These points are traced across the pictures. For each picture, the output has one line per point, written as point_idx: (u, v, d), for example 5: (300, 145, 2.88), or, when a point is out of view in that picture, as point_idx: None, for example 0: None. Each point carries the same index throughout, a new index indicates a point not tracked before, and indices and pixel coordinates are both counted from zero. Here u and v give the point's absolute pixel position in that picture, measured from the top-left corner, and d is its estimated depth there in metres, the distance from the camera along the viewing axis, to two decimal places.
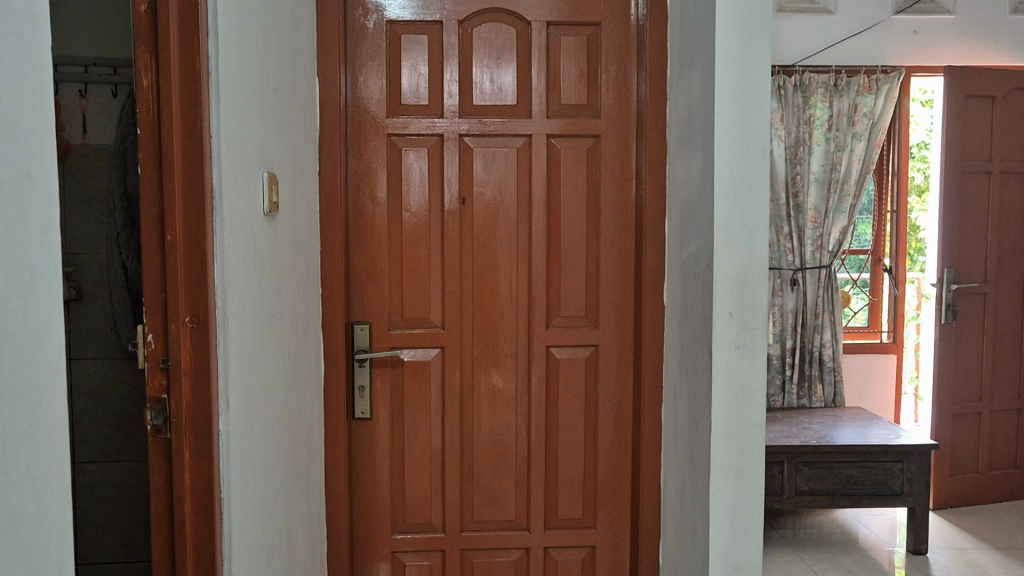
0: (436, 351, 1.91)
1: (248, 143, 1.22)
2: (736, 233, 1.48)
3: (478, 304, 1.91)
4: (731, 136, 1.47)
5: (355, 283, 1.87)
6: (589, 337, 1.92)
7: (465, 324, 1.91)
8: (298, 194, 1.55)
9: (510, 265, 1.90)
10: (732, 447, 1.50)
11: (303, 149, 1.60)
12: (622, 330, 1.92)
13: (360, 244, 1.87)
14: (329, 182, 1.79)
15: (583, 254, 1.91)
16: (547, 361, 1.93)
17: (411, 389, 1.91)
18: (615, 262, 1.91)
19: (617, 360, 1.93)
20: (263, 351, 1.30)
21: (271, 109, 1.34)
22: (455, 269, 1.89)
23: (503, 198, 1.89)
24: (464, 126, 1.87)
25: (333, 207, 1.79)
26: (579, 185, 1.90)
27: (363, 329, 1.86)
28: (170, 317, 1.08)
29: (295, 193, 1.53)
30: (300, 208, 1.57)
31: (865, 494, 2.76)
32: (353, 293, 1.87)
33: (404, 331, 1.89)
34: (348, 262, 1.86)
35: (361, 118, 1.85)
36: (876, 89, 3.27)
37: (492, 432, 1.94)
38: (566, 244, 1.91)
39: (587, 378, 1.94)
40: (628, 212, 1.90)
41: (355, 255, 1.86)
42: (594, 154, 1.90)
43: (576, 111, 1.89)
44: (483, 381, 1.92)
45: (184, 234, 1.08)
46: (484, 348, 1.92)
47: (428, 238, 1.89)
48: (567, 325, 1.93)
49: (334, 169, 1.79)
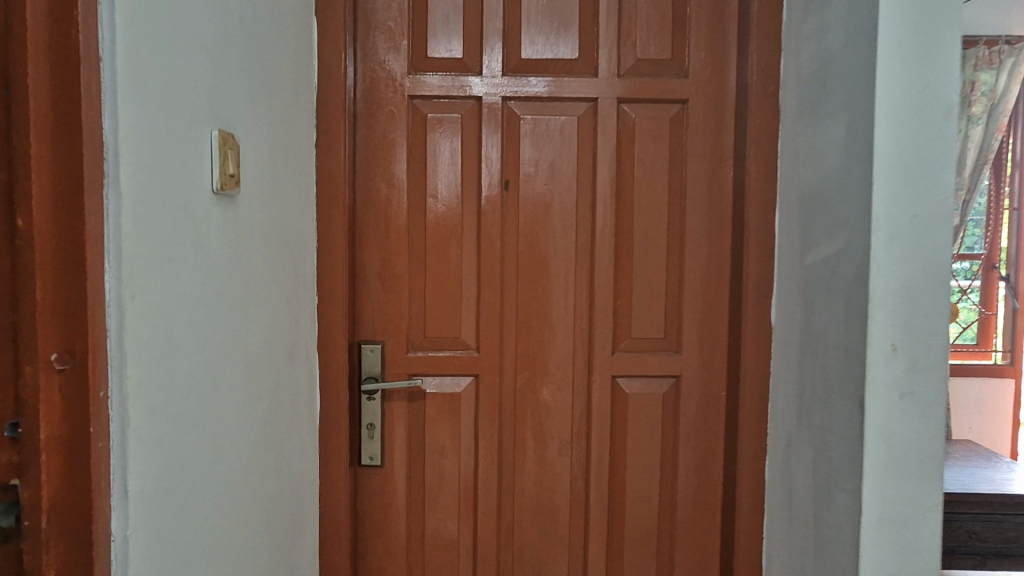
0: (468, 380, 1.47)
1: (179, 81, 0.80)
2: (904, 231, 1.01)
3: (521, 322, 1.46)
4: (903, 89, 1.00)
5: (363, 292, 1.45)
6: (666, 367, 1.47)
7: (505, 347, 1.47)
8: (278, 173, 1.13)
9: (565, 272, 1.46)
10: (889, 539, 1.03)
11: (287, 109, 1.17)
12: (711, 358, 1.47)
13: (372, 240, 1.44)
14: (330, 159, 1.36)
15: (661, 256, 1.46)
16: (611, 396, 1.48)
17: (434, 429, 1.48)
18: (702, 268, 1.46)
19: (703, 396, 1.48)
20: (205, 398, 0.87)
21: (226, 39, 0.92)
22: (494, 275, 1.45)
23: (557, 184, 1.45)
24: (508, 87, 1.43)
25: (333, 193, 1.36)
26: (657, 166, 1.44)
27: (373, 351, 1.44)
28: (24, 353, 0.64)
29: (272, 170, 1.11)
30: (279, 189, 1.14)
31: (991, 553, 2.25)
32: (358, 304, 1.45)
33: (427, 354, 1.46)
34: (355, 263, 1.44)
35: (374, 77, 1.42)
36: (998, 64, 2.75)
37: (540, 486, 1.50)
38: (640, 243, 1.46)
39: (663, 418, 1.49)
40: (722, 202, 1.44)
41: (363, 255, 1.44)
42: (678, 126, 1.44)
43: (656, 69, 1.44)
44: (528, 420, 1.49)
45: (46, 220, 0.66)
46: (529, 379, 1.47)
47: (460, 235, 1.45)
48: (639, 349, 1.47)
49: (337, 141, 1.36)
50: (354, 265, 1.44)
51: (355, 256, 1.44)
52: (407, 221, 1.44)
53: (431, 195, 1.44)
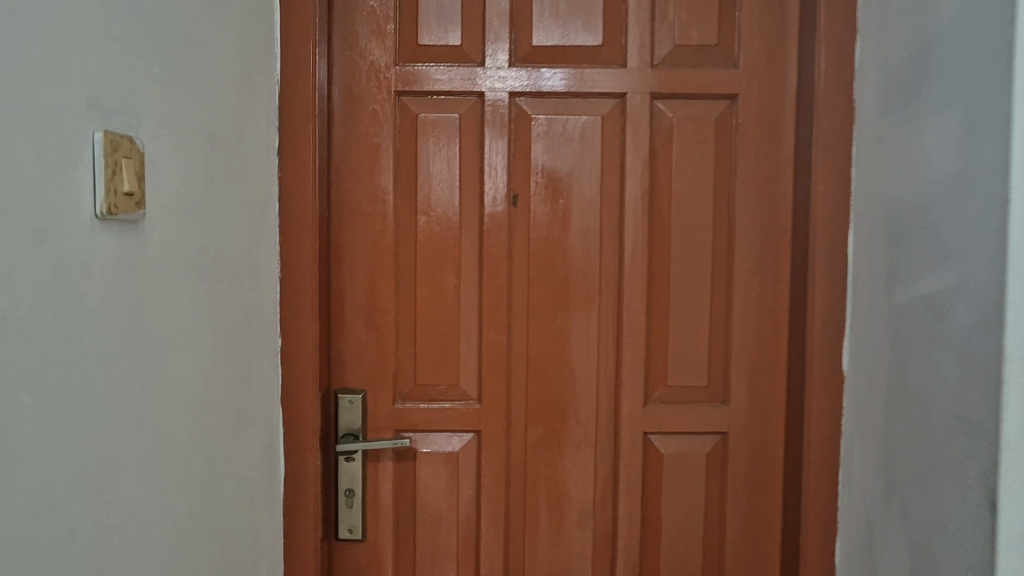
0: (469, 436, 1.21)
1: (18, 52, 0.54)
2: None
3: (532, 367, 1.21)
4: None
5: (340, 329, 1.20)
6: (709, 421, 1.21)
7: (512, 397, 1.21)
8: (213, 186, 0.88)
9: (586, 305, 1.20)
10: None
11: (227, 102, 0.91)
12: (766, 411, 1.20)
13: (353, 268, 1.19)
14: (297, 167, 1.10)
15: (704, 286, 1.19)
16: (642, 456, 1.22)
17: (428, 495, 1.22)
18: (755, 301, 1.19)
19: (755, 457, 1.21)
20: (72, 508, 0.62)
21: (115, 1, 0.66)
22: (498, 309, 1.19)
23: (575, 199, 1.19)
24: (518, 81, 1.17)
25: (301, 208, 1.10)
26: (700, 177, 1.18)
27: (353, 402, 1.19)
28: None
29: (204, 181, 0.86)
30: (215, 205, 0.88)
31: None
32: (335, 343, 1.20)
33: (418, 405, 1.21)
34: (332, 295, 1.19)
35: (354, 69, 1.17)
36: None
37: (556, 565, 1.23)
38: (678, 271, 1.19)
39: (707, 484, 1.22)
40: (780, 221, 1.18)
41: (341, 285, 1.19)
42: (725, 128, 1.18)
43: (699, 58, 1.17)
44: (542, 485, 1.22)
45: None
46: (542, 435, 1.21)
47: (457, 261, 1.19)
48: (677, 400, 1.21)
49: (307, 145, 1.10)
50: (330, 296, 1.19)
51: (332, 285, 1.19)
52: (394, 243, 1.19)
53: (422, 211, 1.19)
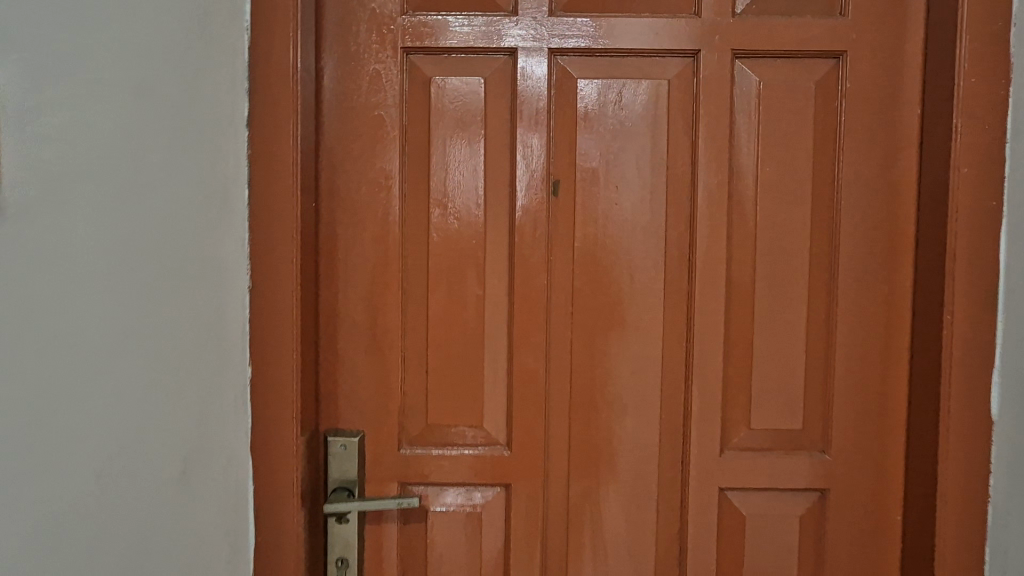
0: (496, 489, 0.95)
1: None
2: None
3: (576, 402, 0.94)
4: None
5: (330, 353, 0.93)
6: (806, 474, 0.94)
7: (550, 440, 0.95)
8: (111, 155, 0.64)
9: (644, 323, 0.94)
10: None
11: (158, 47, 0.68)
12: (878, 462, 0.93)
13: (348, 275, 0.93)
14: (267, 142, 0.83)
15: (799, 299, 0.93)
16: (718, 518, 0.95)
17: (443, 565, 0.96)
18: (865, 318, 0.92)
19: (864, 520, 0.94)
20: None
21: None
22: (532, 329, 0.93)
23: (633, 187, 0.93)
24: (561, 35, 0.91)
25: (273, 195, 0.84)
26: (795, 158, 0.91)
27: (347, 448, 0.92)
28: None
29: (86, 145, 0.61)
30: (130, 185, 0.66)
31: None
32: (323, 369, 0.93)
33: (432, 450, 0.95)
34: (322, 309, 0.93)
35: (350, 19, 0.91)
36: None
37: None
38: (766, 281, 0.93)
39: (800, 554, 0.95)
40: (899, 217, 0.91)
41: (332, 296, 0.93)
42: (828, 95, 0.91)
43: (795, 5, 0.90)
44: (588, 553, 0.96)
45: None
46: (588, 488, 0.95)
47: (481, 265, 0.93)
48: (763, 446, 0.94)
49: (281, 112, 0.83)
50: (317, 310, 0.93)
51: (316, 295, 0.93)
52: (400, 242, 0.93)
53: (434, 202, 0.93)
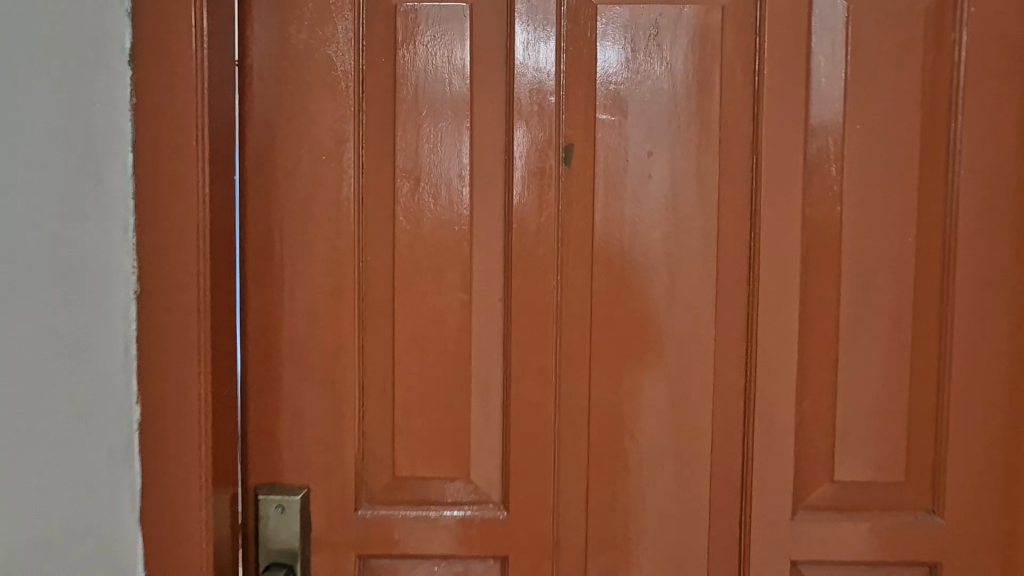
0: (490, 561, 0.71)
1: None
2: None
3: (594, 445, 0.70)
4: None
5: (262, 381, 0.69)
6: (907, 542, 0.69)
7: (560, 498, 0.71)
8: None
9: (687, 340, 0.69)
10: None
11: None
12: (1005, 526, 0.69)
13: (287, 275, 0.69)
14: (160, 86, 0.58)
15: (900, 307, 0.68)
16: None
17: None
18: (988, 335, 0.68)
19: None
20: None
21: None
22: (537, 349, 0.69)
23: (671, 156, 0.68)
24: None
25: (168, 162, 0.59)
26: (895, 116, 0.67)
27: (288, 508, 0.69)
28: None
29: None
30: None
31: None
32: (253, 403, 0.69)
33: (403, 511, 0.70)
34: (252, 321, 0.69)
35: None
36: None
37: None
38: (853, 281, 0.68)
39: None
40: None
41: (263, 304, 0.69)
42: (942, 27, 0.66)
43: None
44: None
45: None
46: (611, 562, 0.71)
47: (467, 262, 0.69)
48: (849, 505, 0.70)
49: (180, 42, 0.58)
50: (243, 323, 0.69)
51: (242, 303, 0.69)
52: (355, 232, 0.69)
53: (401, 176, 0.68)
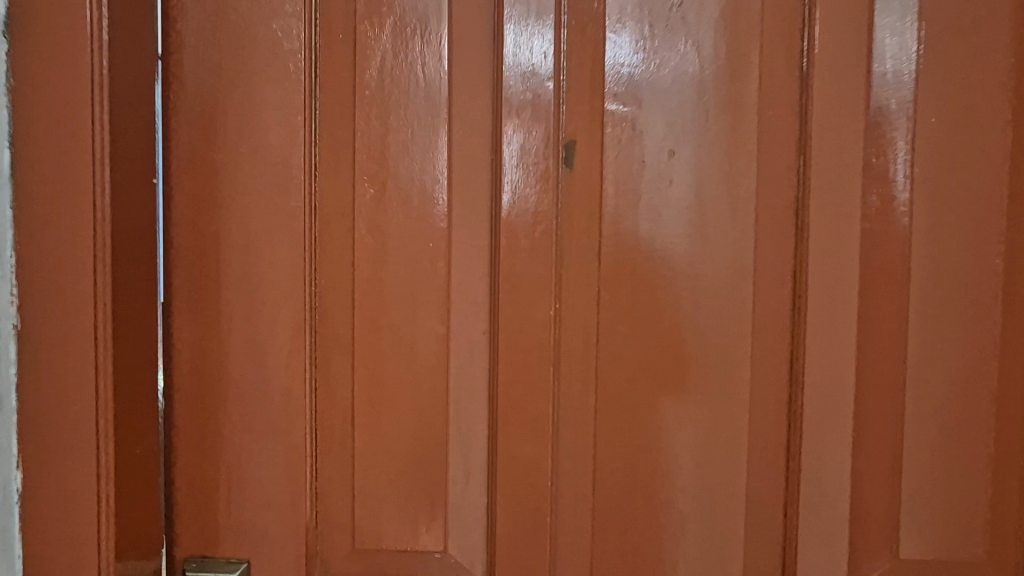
0: None
1: None
2: None
3: (601, 511, 0.57)
4: None
5: (193, 429, 0.57)
6: None
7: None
8: None
9: (715, 383, 0.56)
10: None
11: None
12: None
13: (224, 302, 0.56)
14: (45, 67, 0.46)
15: (984, 344, 0.54)
16: None
17: None
18: None
19: None
20: None
21: None
22: (529, 394, 0.56)
23: (695, 156, 0.55)
24: None
25: (54, 158, 0.46)
26: (978, 106, 0.53)
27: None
28: None
29: None
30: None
31: None
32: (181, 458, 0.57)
33: None
34: (182, 357, 0.56)
35: None
36: None
37: None
38: (924, 312, 0.55)
39: None
40: None
41: (195, 337, 0.56)
42: None
43: None
44: None
45: None
46: None
47: (443, 287, 0.56)
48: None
49: (71, 11, 0.46)
50: (169, 360, 0.56)
51: (168, 336, 0.56)
52: (304, 248, 0.56)
53: (362, 180, 0.56)
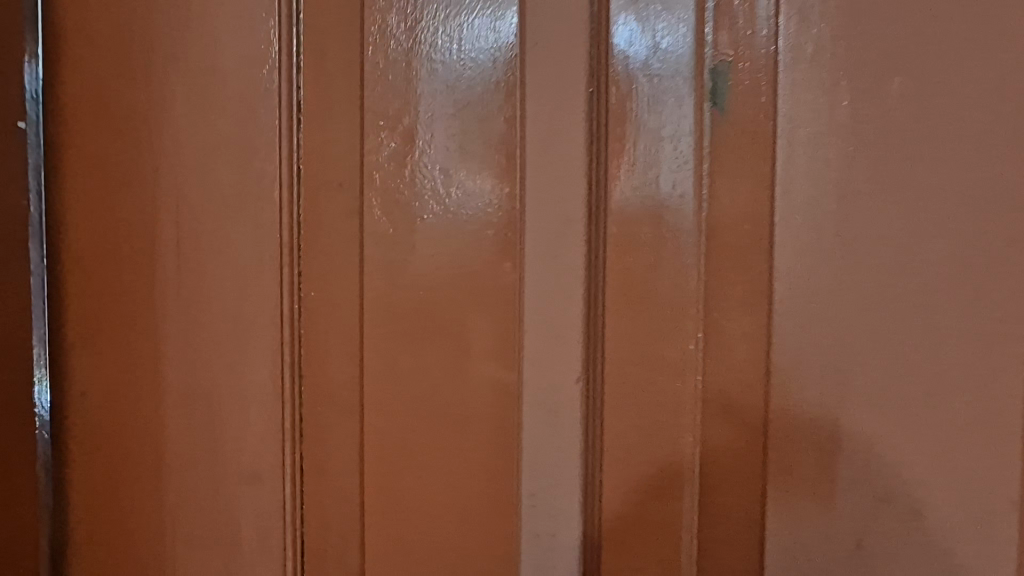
0: None
1: None
2: None
3: None
4: None
5: (112, 523, 0.36)
6: None
7: None
8: None
9: (976, 481, 0.32)
10: None
11: None
12: None
13: (134, 316, 0.35)
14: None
15: None
16: None
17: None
18: None
19: None
20: None
21: None
22: (653, 480, 0.34)
23: (959, 76, 0.31)
24: None
25: None
26: None
27: None
28: None
29: None
30: None
31: None
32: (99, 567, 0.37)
33: None
34: (71, 399, 0.36)
35: None
36: None
37: None
38: None
39: None
40: None
41: (91, 371, 0.36)
42: None
43: None
44: None
45: None
46: None
47: (510, 303, 0.34)
48: None
49: None
50: (72, 415, 0.36)
51: (69, 378, 0.36)
52: (283, 243, 0.35)
53: (375, 127, 0.34)
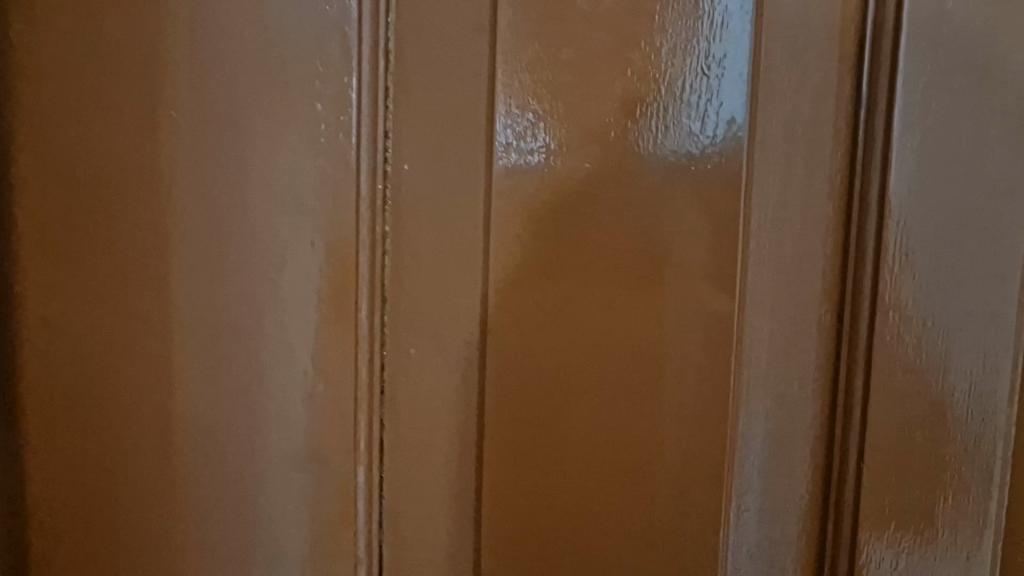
0: None
1: None
2: None
3: None
4: None
5: (74, 516, 0.23)
6: None
7: None
8: None
9: None
10: None
11: None
12: None
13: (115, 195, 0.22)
14: None
15: None
16: None
17: None
18: None
19: None
20: None
21: None
22: (942, 448, 0.22)
23: None
24: None
25: None
26: None
27: None
28: None
29: None
30: None
31: None
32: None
33: None
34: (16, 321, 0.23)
35: None
36: None
37: None
38: None
39: None
40: None
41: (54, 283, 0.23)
42: None
43: None
44: None
45: None
46: None
47: (727, 183, 0.21)
48: None
49: None
50: (5, 345, 0.23)
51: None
52: (357, 78, 0.22)
53: None
